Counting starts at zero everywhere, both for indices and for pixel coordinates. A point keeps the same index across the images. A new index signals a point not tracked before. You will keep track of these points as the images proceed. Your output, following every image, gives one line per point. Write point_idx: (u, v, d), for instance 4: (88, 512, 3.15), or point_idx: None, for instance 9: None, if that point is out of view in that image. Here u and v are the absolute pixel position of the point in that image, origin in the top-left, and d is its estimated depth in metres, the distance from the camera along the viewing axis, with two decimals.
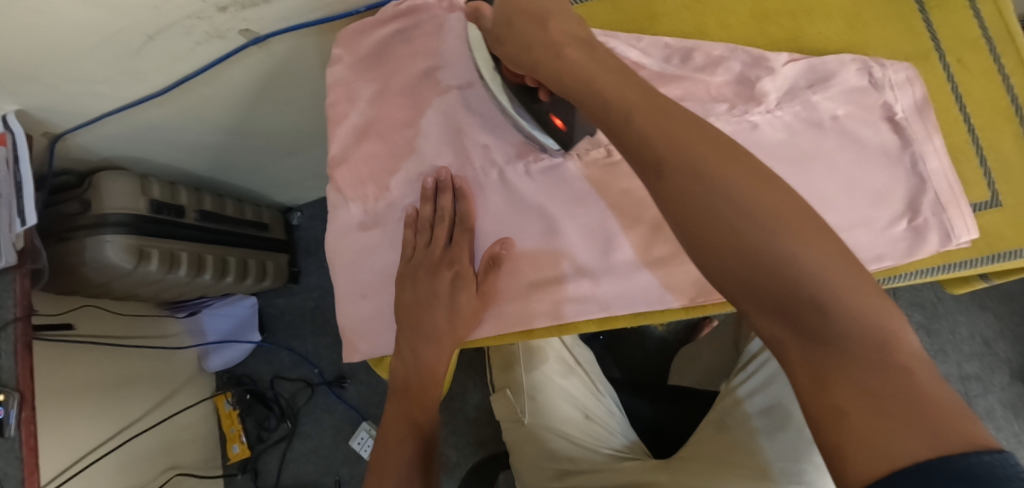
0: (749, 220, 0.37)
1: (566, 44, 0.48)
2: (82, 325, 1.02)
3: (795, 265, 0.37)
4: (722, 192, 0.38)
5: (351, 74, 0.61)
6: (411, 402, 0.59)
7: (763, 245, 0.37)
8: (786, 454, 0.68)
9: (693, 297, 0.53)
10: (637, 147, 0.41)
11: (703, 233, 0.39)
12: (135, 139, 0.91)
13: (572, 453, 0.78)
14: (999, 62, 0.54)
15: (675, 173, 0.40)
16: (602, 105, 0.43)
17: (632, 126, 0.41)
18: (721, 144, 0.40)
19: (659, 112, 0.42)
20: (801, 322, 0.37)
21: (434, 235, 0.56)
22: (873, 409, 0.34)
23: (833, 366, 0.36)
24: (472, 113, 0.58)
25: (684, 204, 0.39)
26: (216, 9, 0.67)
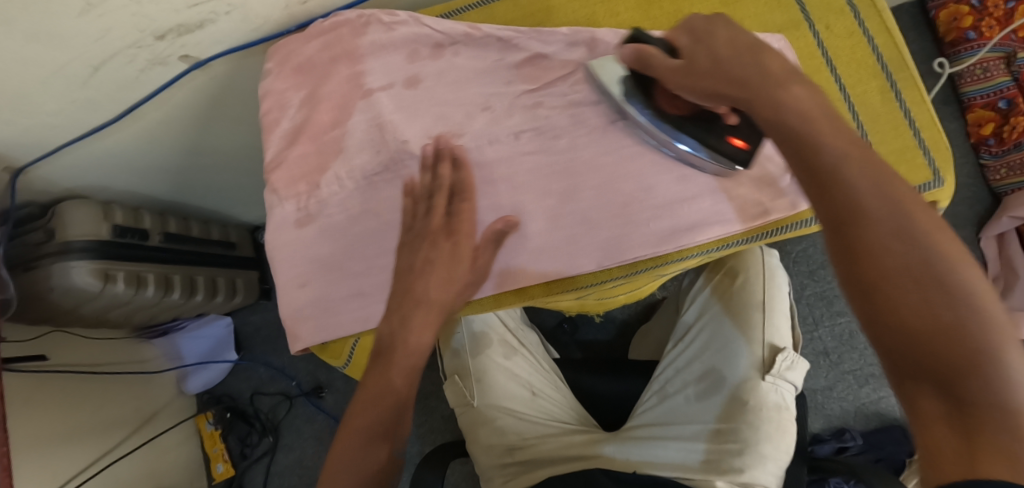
0: (948, 292, 0.39)
1: (791, 85, 0.47)
2: (56, 355, 1.05)
3: (974, 329, 0.38)
4: (921, 255, 0.40)
5: (281, 84, 0.66)
6: (394, 369, 0.59)
7: (947, 302, 0.39)
8: (721, 414, 0.74)
9: (599, 262, 0.58)
10: (845, 194, 0.43)
11: (892, 280, 0.40)
12: (95, 167, 0.95)
13: (519, 427, 0.82)
14: (863, 25, 0.62)
15: (877, 223, 0.42)
16: (814, 151, 0.45)
17: (844, 176, 0.43)
18: (926, 216, 0.42)
19: (876, 172, 0.43)
20: (958, 379, 0.38)
21: (432, 203, 0.59)
22: (1003, 464, 0.35)
23: (974, 423, 0.37)
24: (395, 112, 0.62)
25: (878, 252, 0.41)
26: (154, 38, 0.71)
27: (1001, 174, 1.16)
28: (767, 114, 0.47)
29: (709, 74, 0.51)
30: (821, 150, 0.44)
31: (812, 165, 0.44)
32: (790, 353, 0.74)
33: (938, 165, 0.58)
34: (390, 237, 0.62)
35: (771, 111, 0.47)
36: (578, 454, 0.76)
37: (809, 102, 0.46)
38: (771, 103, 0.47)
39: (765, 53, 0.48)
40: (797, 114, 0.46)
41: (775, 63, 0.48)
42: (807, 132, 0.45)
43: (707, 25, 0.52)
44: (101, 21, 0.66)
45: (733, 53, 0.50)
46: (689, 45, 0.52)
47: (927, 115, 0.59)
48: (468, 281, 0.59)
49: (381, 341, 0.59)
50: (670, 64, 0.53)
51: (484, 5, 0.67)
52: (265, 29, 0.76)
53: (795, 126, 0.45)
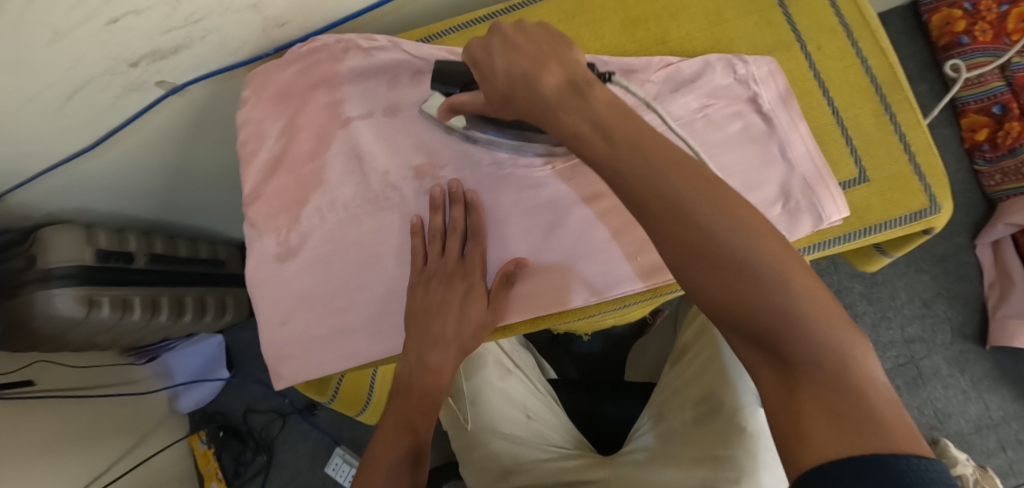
0: (739, 267, 0.38)
1: (563, 100, 0.43)
2: (43, 380, 1.03)
3: (775, 295, 0.37)
4: (708, 237, 0.38)
5: (259, 113, 0.63)
6: (413, 406, 0.61)
7: (745, 279, 0.38)
8: (722, 441, 0.67)
9: (588, 297, 0.56)
10: (632, 193, 0.41)
11: (691, 265, 0.39)
12: (75, 192, 0.92)
13: (512, 452, 0.78)
14: (856, 46, 0.60)
15: (658, 217, 0.40)
16: (592, 157, 0.42)
17: (621, 176, 0.41)
18: (705, 184, 0.40)
19: (649, 156, 0.40)
20: (775, 344, 0.37)
21: (446, 246, 0.59)
22: (828, 423, 0.34)
23: (799, 383, 0.36)
24: (373, 144, 0.61)
25: (671, 242, 0.39)
26: (128, 65, 0.68)
27: (995, 180, 1.15)
28: (552, 132, 0.44)
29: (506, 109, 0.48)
30: (598, 160, 0.42)
31: (597, 167, 0.42)
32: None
33: (935, 191, 0.57)
34: (375, 271, 0.60)
35: (558, 135, 0.44)
36: (570, 480, 0.73)
37: (585, 106, 0.42)
38: (551, 124, 0.44)
39: (538, 75, 0.43)
40: (572, 130, 0.43)
41: (552, 79, 0.43)
42: (582, 142, 0.42)
43: (485, 43, 0.47)
44: (71, 50, 0.63)
45: (514, 86, 0.45)
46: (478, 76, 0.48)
47: (923, 139, 0.58)
48: (484, 322, 0.57)
49: (399, 380, 0.62)
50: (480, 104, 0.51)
51: (464, 28, 0.65)
52: (243, 52, 0.74)
53: (579, 138, 0.42)
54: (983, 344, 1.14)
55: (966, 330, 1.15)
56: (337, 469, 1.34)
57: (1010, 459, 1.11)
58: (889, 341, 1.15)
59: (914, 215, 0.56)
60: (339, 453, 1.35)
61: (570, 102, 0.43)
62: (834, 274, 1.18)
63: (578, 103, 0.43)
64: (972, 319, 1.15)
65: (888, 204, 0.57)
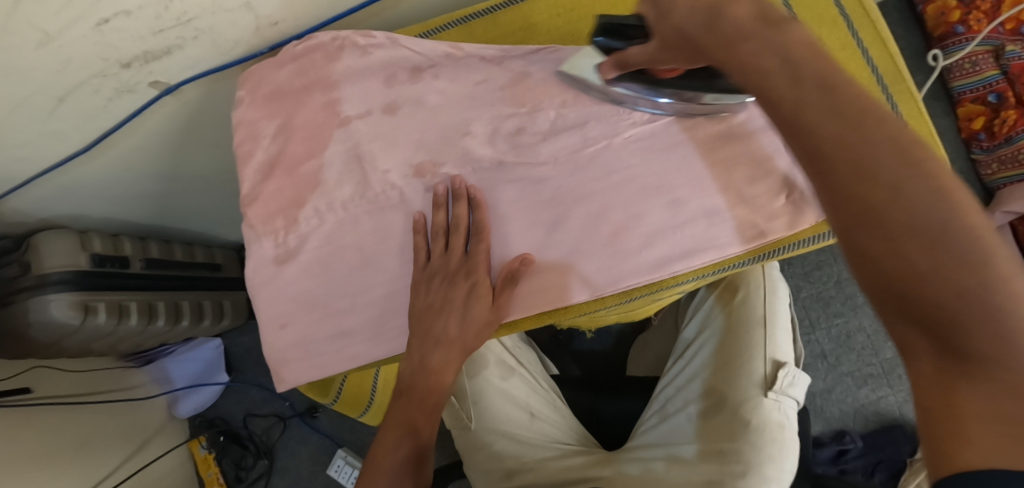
0: (933, 236, 0.32)
1: (749, 36, 0.39)
2: (40, 387, 1.01)
3: (970, 275, 0.31)
4: (902, 197, 0.33)
5: (255, 114, 0.62)
6: (416, 408, 0.61)
7: (929, 253, 0.32)
8: (726, 436, 0.69)
9: (594, 291, 0.56)
10: (806, 139, 0.35)
11: (863, 230, 0.33)
12: (68, 197, 0.91)
13: (517, 451, 0.78)
14: (857, 36, 0.60)
15: (839, 164, 0.34)
16: (771, 90, 0.37)
17: (801, 116, 0.36)
18: (905, 140, 0.34)
19: (838, 101, 0.35)
20: (952, 334, 0.31)
21: (450, 242, 0.58)
22: (995, 428, 0.30)
23: (969, 382, 0.31)
24: (372, 142, 0.60)
25: (846, 197, 0.34)
26: (120, 66, 0.67)
27: (992, 168, 1.15)
28: (727, 65, 0.40)
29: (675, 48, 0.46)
30: (779, 92, 0.37)
31: (770, 102, 0.37)
32: (791, 368, 0.72)
33: None
34: (375, 273, 0.59)
35: (735, 69, 0.40)
36: (578, 477, 0.74)
37: (779, 35, 0.38)
38: (733, 53, 0.40)
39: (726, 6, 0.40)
40: (757, 61, 0.38)
41: (742, 7, 0.40)
42: (765, 74, 0.38)
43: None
44: (60, 53, 0.62)
45: (696, 20, 0.42)
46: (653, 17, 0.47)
47: (925, 128, 0.58)
48: (489, 321, 0.57)
49: (403, 379, 0.61)
50: (646, 52, 0.50)
51: (461, 24, 0.65)
52: (237, 52, 0.73)
53: (758, 73, 0.38)
54: None
55: None
56: (340, 471, 1.33)
57: None
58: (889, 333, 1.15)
59: None
60: (341, 456, 1.34)
61: (762, 31, 0.39)
62: (834, 266, 1.18)
63: (765, 43, 0.38)
64: None
65: None
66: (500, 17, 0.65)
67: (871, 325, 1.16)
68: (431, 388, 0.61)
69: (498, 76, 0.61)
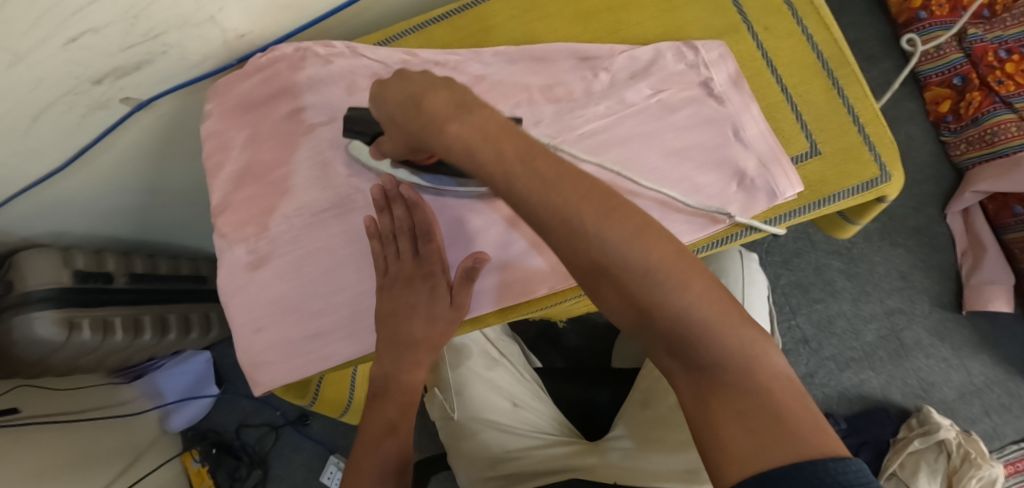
0: (640, 278, 0.39)
1: (451, 118, 0.41)
2: (28, 407, 1.00)
3: (673, 302, 0.39)
4: (610, 254, 0.39)
5: (223, 125, 0.64)
6: (395, 407, 0.65)
7: (647, 295, 0.39)
8: None
9: (553, 285, 0.58)
10: (530, 212, 0.40)
11: (602, 285, 0.40)
12: (50, 214, 0.92)
13: (502, 440, 0.79)
14: (802, 24, 0.62)
15: (557, 232, 0.40)
16: (488, 169, 0.41)
17: (515, 193, 0.40)
18: (596, 195, 0.40)
19: (539, 174, 0.40)
20: (689, 354, 0.40)
21: (399, 247, 0.59)
22: (742, 424, 0.39)
23: (710, 388, 0.40)
24: (338, 148, 0.62)
25: (575, 260, 0.40)
26: (91, 83, 0.68)
27: (961, 149, 1.18)
28: (443, 149, 0.42)
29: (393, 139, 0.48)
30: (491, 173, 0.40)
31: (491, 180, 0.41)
32: None
33: (885, 161, 0.58)
34: (345, 275, 0.61)
35: (444, 147, 0.42)
36: (563, 465, 0.74)
37: (474, 119, 0.41)
38: (441, 139, 0.41)
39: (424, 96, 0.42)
40: (464, 143, 0.40)
41: (437, 99, 0.42)
42: (473, 153, 0.40)
43: (384, 89, 0.46)
44: (30, 72, 0.63)
45: (404, 112, 0.44)
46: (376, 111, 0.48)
47: (870, 111, 0.60)
48: (451, 318, 0.60)
49: (376, 382, 0.65)
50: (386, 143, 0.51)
51: (418, 31, 0.66)
52: (206, 65, 0.74)
53: (467, 157, 0.41)
54: (960, 311, 1.17)
55: (943, 299, 1.18)
56: (333, 478, 1.34)
57: (993, 424, 1.13)
58: (867, 315, 1.17)
59: (866, 184, 0.58)
60: (334, 461, 1.35)
61: (462, 117, 0.41)
62: (811, 252, 1.20)
63: (465, 121, 0.41)
64: (948, 289, 1.18)
65: (843, 176, 0.58)
66: (456, 20, 0.66)
67: (850, 309, 1.18)
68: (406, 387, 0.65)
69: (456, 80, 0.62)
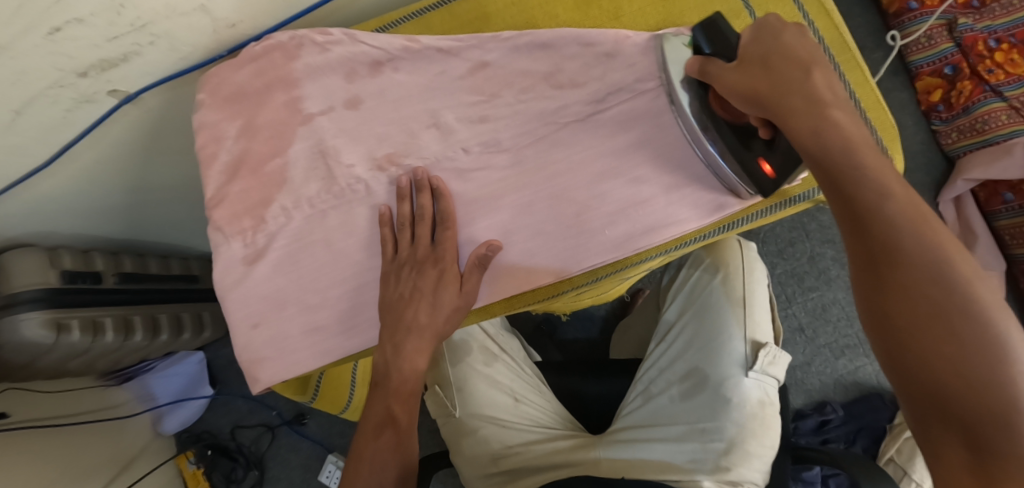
0: (981, 346, 0.39)
1: (829, 105, 0.47)
2: (17, 411, 0.97)
3: (1001, 381, 0.38)
4: (963, 311, 0.40)
5: (214, 116, 0.61)
6: (392, 396, 0.60)
7: (983, 355, 0.39)
8: (705, 414, 0.71)
9: (559, 273, 0.58)
10: (878, 232, 0.43)
11: (925, 330, 0.41)
12: (36, 214, 0.89)
13: (502, 436, 0.78)
14: (803, 9, 0.62)
15: (913, 269, 0.42)
16: (853, 186, 0.44)
17: (886, 214, 0.43)
18: (964, 263, 0.42)
19: (915, 212, 0.43)
20: (987, 433, 0.38)
21: (417, 233, 0.59)
22: None
23: (996, 474, 0.38)
24: (337, 138, 0.61)
25: (915, 299, 0.41)
26: (77, 75, 0.66)
27: (952, 138, 1.19)
28: (801, 134, 0.47)
29: (749, 74, 0.49)
30: (865, 184, 0.44)
31: (851, 198, 0.44)
32: (771, 348, 0.72)
33: (886, 146, 0.60)
34: (346, 266, 0.60)
35: (803, 128, 0.46)
36: (563, 460, 0.73)
37: (855, 131, 0.46)
38: (808, 124, 0.46)
39: (817, 72, 0.47)
40: (844, 140, 0.45)
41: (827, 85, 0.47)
42: (848, 159, 0.45)
43: (785, 30, 0.49)
44: (13, 64, 0.60)
45: (782, 62, 0.48)
46: (751, 42, 0.50)
47: (871, 96, 0.61)
48: (459, 305, 0.58)
49: (377, 370, 0.60)
50: (724, 71, 0.51)
51: (415, 18, 0.65)
52: (195, 56, 0.72)
53: (835, 156, 0.45)
54: None
55: None
56: (331, 476, 1.32)
57: None
58: None
59: None
60: (332, 460, 1.33)
61: (848, 117, 0.46)
62: (806, 241, 1.20)
63: (846, 118, 0.46)
64: None
65: None
66: (455, 8, 0.65)
67: (845, 297, 1.18)
68: (407, 376, 0.60)
69: (456, 67, 0.61)
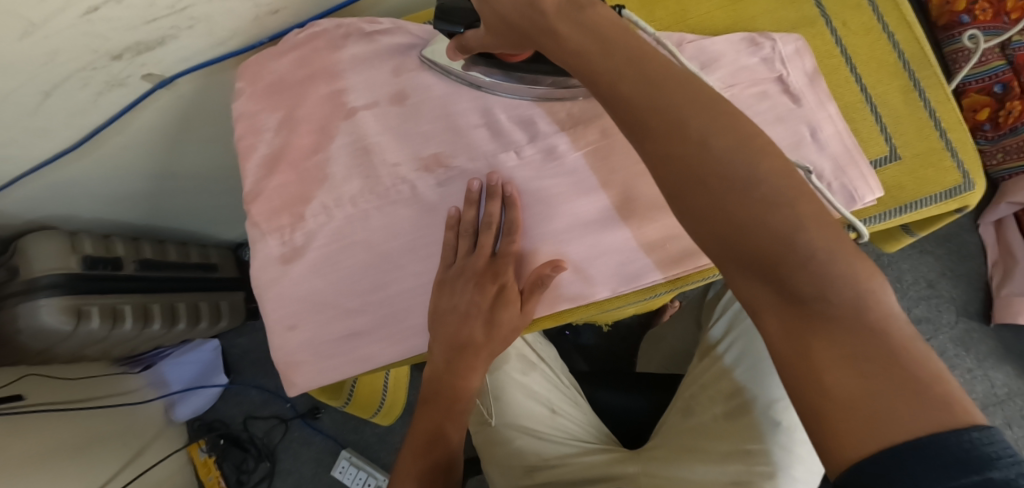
0: (745, 189, 0.36)
1: (558, 19, 0.43)
2: (33, 395, 0.95)
3: (770, 217, 0.35)
4: (715, 156, 0.36)
5: (254, 107, 0.60)
6: (442, 413, 0.62)
7: (744, 187, 0.36)
8: (755, 436, 0.65)
9: (615, 288, 0.55)
10: (627, 113, 0.39)
11: (700, 188, 0.37)
12: (57, 197, 0.87)
13: (539, 447, 0.75)
14: (883, 20, 0.60)
15: (660, 134, 0.38)
16: (591, 74, 0.41)
17: (622, 96, 0.40)
18: (700, 103, 0.39)
19: (645, 79, 0.40)
20: (781, 280, 0.35)
21: (479, 242, 0.56)
22: (852, 366, 0.33)
23: (811, 327, 0.34)
24: (383, 136, 0.58)
25: (670, 161, 0.38)
26: (110, 57, 0.63)
27: (998, 158, 1.14)
28: (552, 53, 0.44)
29: (505, 30, 0.47)
30: (606, 81, 0.40)
31: (596, 88, 0.41)
32: None
33: (967, 169, 0.57)
34: (390, 270, 0.57)
35: (559, 57, 0.43)
36: (602, 475, 0.70)
37: (584, 23, 0.42)
38: (553, 45, 0.43)
39: None
40: (575, 49, 0.42)
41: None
42: (584, 57, 0.42)
43: None
44: (46, 44, 0.58)
45: (513, 6, 0.44)
46: (479, 4, 0.48)
47: (952, 115, 0.58)
48: (516, 326, 0.57)
49: (431, 388, 0.62)
50: (479, 37, 0.51)
51: None
52: (233, 42, 0.70)
53: (577, 64, 0.42)
54: (988, 322, 1.16)
55: (969, 308, 1.16)
56: (345, 472, 1.30)
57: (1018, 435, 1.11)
58: None
59: (948, 192, 0.56)
60: (346, 456, 1.31)
61: (573, 19, 0.42)
62: None
63: (576, 25, 0.42)
64: (976, 297, 1.17)
65: (921, 183, 0.56)
66: None
67: None
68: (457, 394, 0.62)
69: None
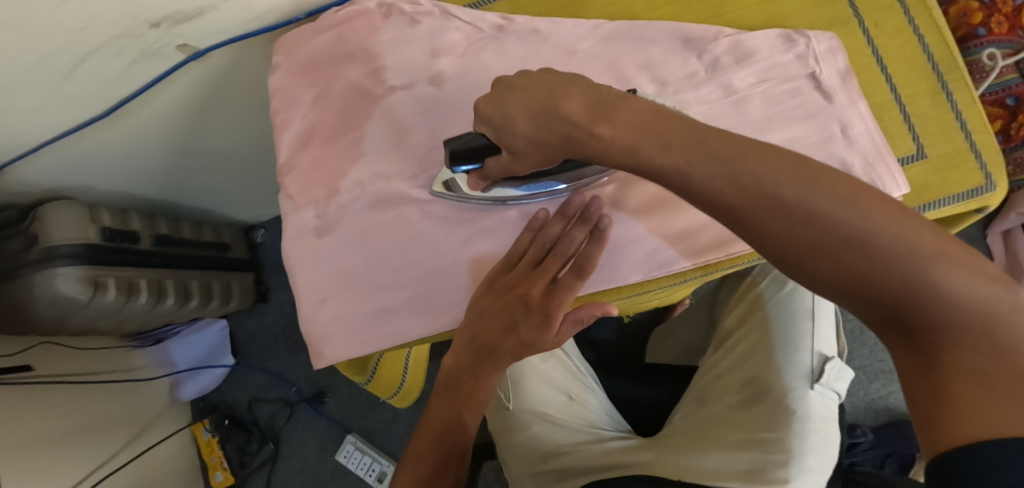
0: (851, 249, 0.38)
1: (601, 116, 0.43)
2: (41, 365, 0.96)
3: (889, 267, 0.38)
4: (816, 222, 0.39)
5: (290, 82, 0.61)
6: (466, 398, 0.63)
7: (848, 246, 0.38)
8: (769, 424, 0.66)
9: (648, 272, 0.56)
10: (710, 196, 0.42)
11: (805, 254, 0.40)
12: (79, 168, 0.87)
13: (555, 434, 0.76)
14: (914, 22, 0.61)
15: (756, 210, 0.40)
16: (651, 162, 0.43)
17: (701, 180, 0.41)
18: (787, 167, 0.40)
19: (721, 155, 0.41)
20: (902, 316, 0.39)
21: (547, 261, 0.55)
22: (974, 379, 0.37)
23: (933, 347, 0.38)
24: (419, 116, 0.59)
25: (771, 235, 0.40)
26: (148, 26, 0.64)
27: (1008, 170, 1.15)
28: (599, 155, 0.45)
29: (533, 154, 0.48)
30: (674, 168, 0.42)
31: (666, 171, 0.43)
32: (837, 363, 0.70)
33: (991, 171, 0.57)
34: (423, 248, 0.58)
35: (605, 150, 0.44)
36: (614, 463, 0.70)
37: (628, 119, 0.43)
38: (598, 143, 0.44)
39: (564, 100, 0.44)
40: (629, 141, 0.43)
41: (575, 104, 0.44)
42: (641, 149, 0.43)
43: (491, 96, 0.48)
44: (87, 9, 0.58)
45: (538, 119, 0.45)
46: (494, 133, 0.49)
47: (978, 117, 0.59)
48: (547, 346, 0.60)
49: (454, 376, 0.64)
50: (496, 159, 0.51)
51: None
52: (269, 18, 0.70)
53: (635, 155, 0.43)
54: None
55: None
56: (350, 456, 1.30)
57: None
58: None
59: (968, 193, 0.57)
60: (352, 441, 1.31)
61: (615, 117, 0.43)
62: None
63: (616, 121, 0.43)
64: None
65: (946, 183, 0.57)
66: None
67: None
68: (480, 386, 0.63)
69: (545, 53, 0.60)
